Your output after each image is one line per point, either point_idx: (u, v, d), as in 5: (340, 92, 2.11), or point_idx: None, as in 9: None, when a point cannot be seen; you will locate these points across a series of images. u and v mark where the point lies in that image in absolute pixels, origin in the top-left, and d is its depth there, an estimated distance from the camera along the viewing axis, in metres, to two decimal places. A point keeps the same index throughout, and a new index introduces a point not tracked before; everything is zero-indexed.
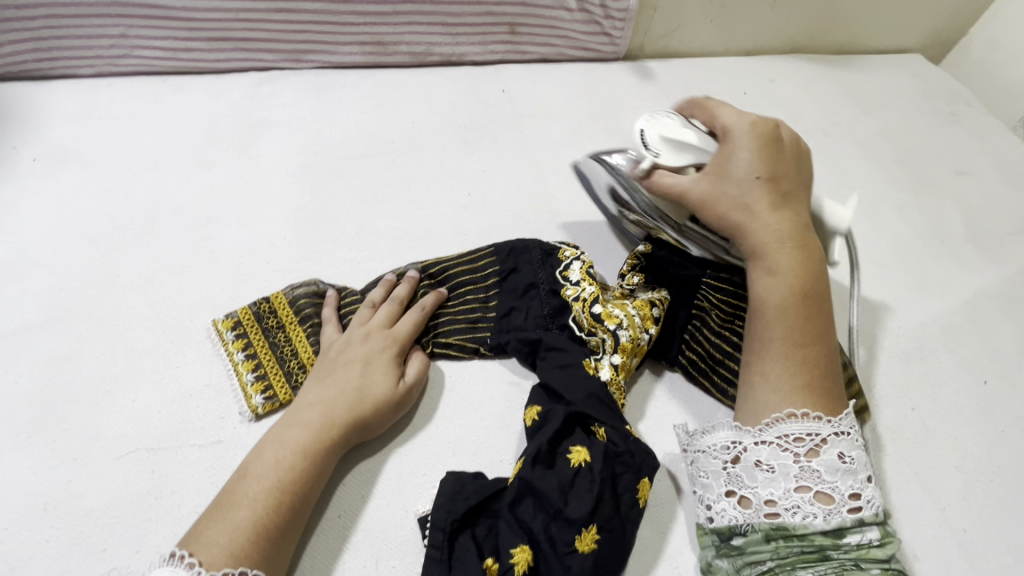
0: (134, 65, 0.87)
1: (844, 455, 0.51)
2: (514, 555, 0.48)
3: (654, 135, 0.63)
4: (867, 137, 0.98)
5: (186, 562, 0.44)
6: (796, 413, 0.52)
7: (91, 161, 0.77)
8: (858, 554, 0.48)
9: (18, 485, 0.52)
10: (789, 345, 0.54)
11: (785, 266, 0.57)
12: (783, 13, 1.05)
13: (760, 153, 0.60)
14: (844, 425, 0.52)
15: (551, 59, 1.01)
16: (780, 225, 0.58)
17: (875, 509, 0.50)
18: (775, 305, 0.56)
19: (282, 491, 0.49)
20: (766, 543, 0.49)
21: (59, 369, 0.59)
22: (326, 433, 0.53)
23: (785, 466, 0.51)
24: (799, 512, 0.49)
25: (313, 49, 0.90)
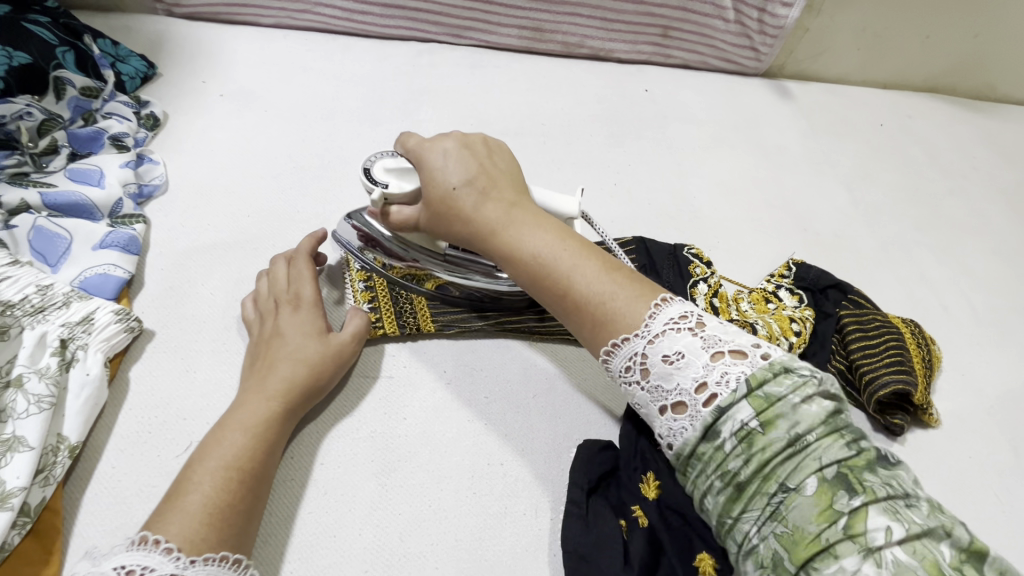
0: (311, 21, 0.92)
1: (669, 353, 0.42)
2: (636, 511, 0.50)
3: (377, 172, 0.54)
4: (1005, 185, 0.96)
5: (162, 546, 0.40)
6: (612, 345, 0.45)
7: (271, 104, 0.82)
8: (761, 461, 0.38)
9: (217, 384, 0.56)
10: (568, 294, 0.47)
11: (525, 229, 0.49)
12: (931, 51, 1.04)
13: (448, 160, 0.52)
14: (656, 324, 0.44)
15: (694, 67, 1.03)
16: (494, 213, 0.50)
17: (736, 382, 0.40)
18: (530, 275, 0.49)
19: (235, 470, 0.46)
20: (688, 481, 0.41)
21: (247, 286, 0.63)
22: (268, 416, 0.50)
23: (642, 399, 0.44)
24: (680, 437, 0.41)
25: (475, 27, 0.94)
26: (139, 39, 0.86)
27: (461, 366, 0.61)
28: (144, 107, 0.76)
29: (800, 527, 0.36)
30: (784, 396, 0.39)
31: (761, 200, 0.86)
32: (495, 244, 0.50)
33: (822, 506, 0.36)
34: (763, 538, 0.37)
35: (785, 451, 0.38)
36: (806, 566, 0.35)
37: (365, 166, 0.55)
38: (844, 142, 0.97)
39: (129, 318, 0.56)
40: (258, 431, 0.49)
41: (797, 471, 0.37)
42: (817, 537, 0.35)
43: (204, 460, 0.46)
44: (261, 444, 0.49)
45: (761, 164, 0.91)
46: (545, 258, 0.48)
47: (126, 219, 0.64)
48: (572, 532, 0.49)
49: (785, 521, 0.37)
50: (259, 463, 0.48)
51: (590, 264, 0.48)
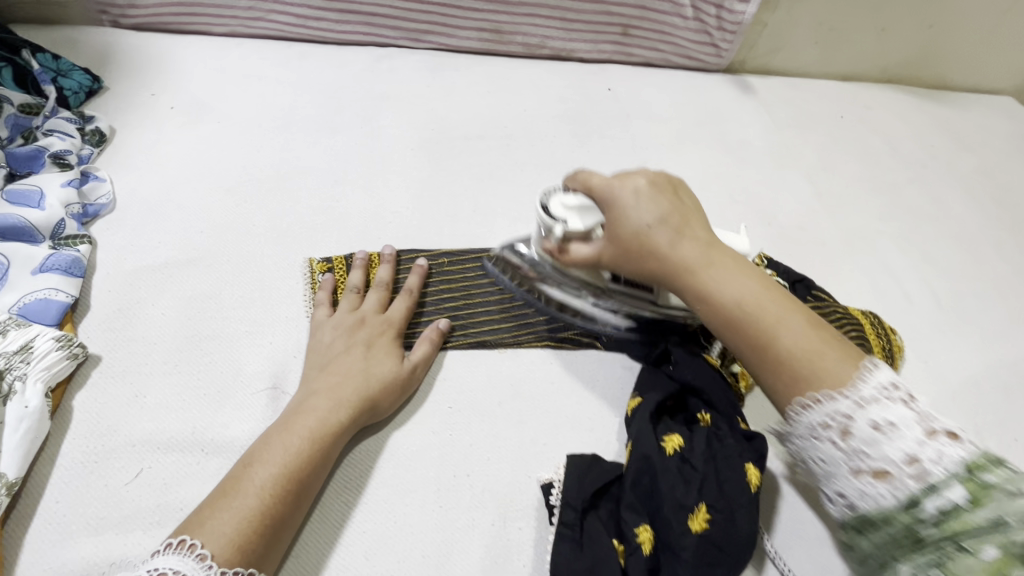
0: (264, 29, 0.90)
1: (879, 420, 0.42)
2: (639, 535, 0.47)
3: (554, 208, 0.57)
4: (962, 171, 0.98)
5: (196, 551, 0.41)
6: (810, 401, 0.44)
7: (225, 115, 0.80)
8: (948, 525, 0.38)
9: (169, 407, 0.54)
10: (767, 346, 0.47)
11: (719, 275, 0.49)
12: (886, 42, 1.06)
13: (640, 198, 0.52)
14: (869, 391, 0.43)
15: (656, 64, 1.03)
16: (690, 253, 0.50)
17: (954, 467, 0.39)
18: (725, 322, 0.49)
19: (291, 476, 0.47)
20: (860, 535, 0.42)
21: (200, 305, 0.61)
22: (331, 424, 0.51)
23: (830, 456, 0.44)
24: (870, 501, 0.42)
25: (433, 30, 0.93)
26: (83, 52, 0.83)
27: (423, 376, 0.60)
28: (88, 122, 0.74)
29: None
30: (998, 482, 0.38)
31: (725, 194, 0.87)
32: (687, 286, 0.50)
33: (995, 572, 0.36)
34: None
35: (981, 524, 0.37)
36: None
37: (540, 202, 0.58)
38: (805, 134, 0.98)
39: (72, 344, 0.54)
40: (320, 440, 0.50)
41: (983, 538, 0.37)
42: None
43: (263, 457, 0.48)
44: (320, 453, 0.49)
45: (725, 158, 0.91)
46: (736, 309, 0.48)
47: (70, 240, 0.62)
48: (567, 559, 0.46)
49: (944, 575, 0.37)
50: (314, 471, 0.49)
51: (794, 325, 0.47)
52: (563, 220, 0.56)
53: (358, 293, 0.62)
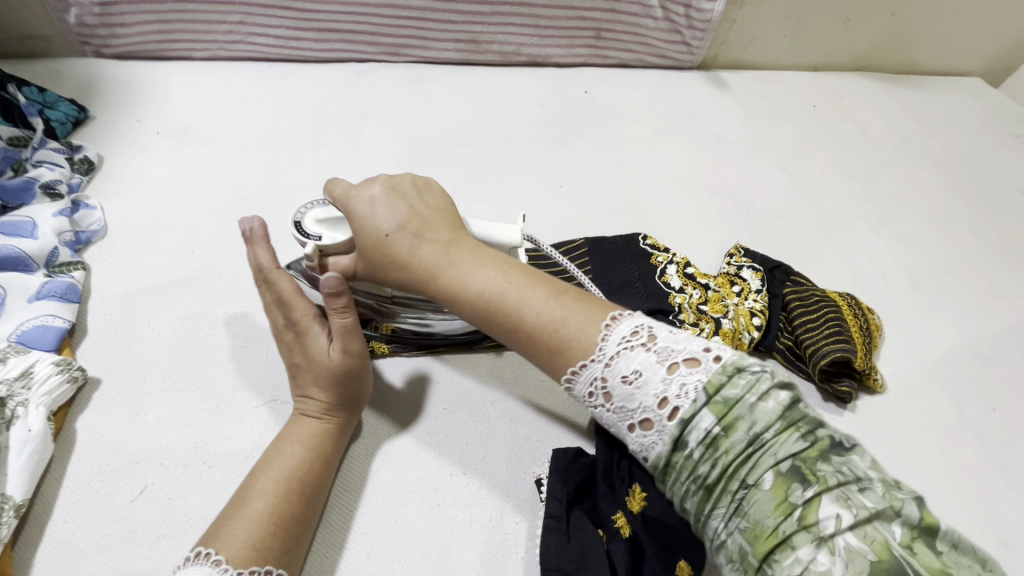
0: (246, 51, 0.92)
1: (626, 373, 0.42)
2: (617, 521, 0.50)
3: (309, 225, 0.54)
4: (933, 153, 1.01)
5: (212, 559, 0.43)
6: (574, 370, 0.44)
7: (211, 137, 0.82)
8: (723, 455, 0.39)
9: (169, 424, 0.55)
10: (520, 327, 0.46)
11: (466, 267, 0.49)
12: (853, 33, 1.09)
13: (376, 207, 0.51)
14: (614, 348, 0.43)
15: (630, 65, 1.05)
16: (429, 255, 0.49)
17: (696, 390, 0.40)
18: (479, 312, 0.48)
19: (295, 482, 0.49)
20: (666, 490, 0.42)
21: (196, 323, 0.63)
22: (323, 429, 0.53)
23: (609, 418, 0.43)
24: (651, 452, 0.41)
25: (411, 43, 0.95)
26: (68, 83, 0.85)
27: (417, 379, 0.62)
28: (76, 152, 0.75)
29: (756, 522, 0.37)
30: (741, 398, 0.39)
31: (705, 188, 0.89)
32: (439, 289, 0.49)
33: (779, 500, 0.37)
34: (729, 533, 0.38)
35: (744, 452, 0.38)
36: (768, 560, 0.36)
37: (294, 220, 0.55)
38: (779, 125, 1.01)
39: (71, 367, 0.55)
40: (314, 445, 0.52)
41: (755, 468, 0.38)
42: (776, 529, 0.36)
43: (271, 466, 0.50)
44: (317, 455, 0.51)
45: (702, 153, 0.94)
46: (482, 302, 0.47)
47: (65, 267, 0.63)
48: (554, 548, 0.49)
49: (746, 516, 0.38)
50: (316, 475, 0.51)
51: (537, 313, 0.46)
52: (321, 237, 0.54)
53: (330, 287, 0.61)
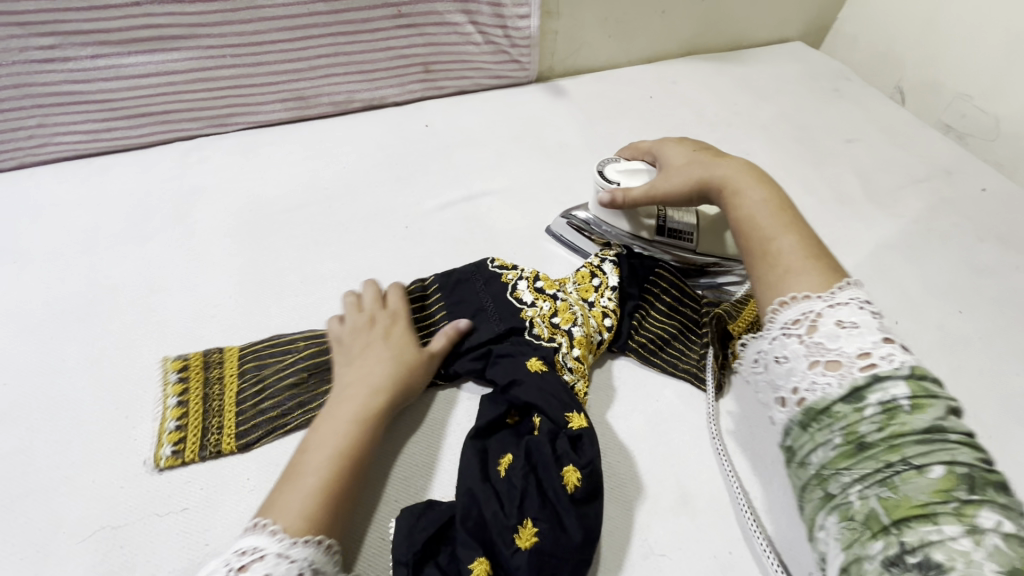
0: (56, 153, 0.87)
1: (843, 321, 0.51)
2: (473, 570, 0.48)
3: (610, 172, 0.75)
4: (764, 121, 1.07)
5: (269, 528, 0.48)
6: (789, 297, 0.54)
7: (22, 253, 0.76)
8: (894, 433, 0.43)
9: None
10: (769, 244, 0.59)
11: (738, 188, 0.64)
12: (672, 23, 1.14)
13: (680, 146, 0.74)
14: (841, 297, 0.52)
15: (469, 90, 1.07)
16: (727, 171, 0.66)
17: (900, 365, 0.47)
18: (743, 219, 0.62)
19: (348, 455, 0.54)
20: (806, 433, 0.48)
21: (10, 465, 0.58)
22: (371, 409, 0.57)
23: (794, 350, 0.51)
24: (819, 390, 0.48)
25: (235, 112, 0.93)
26: None
27: (264, 467, 0.59)
28: None
29: (906, 495, 0.41)
30: (943, 399, 0.45)
31: (552, 200, 0.90)
32: (721, 194, 0.66)
33: (942, 487, 0.40)
34: (862, 496, 0.43)
35: (922, 435, 0.42)
36: (900, 524, 0.40)
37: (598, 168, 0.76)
38: (619, 123, 1.04)
39: None
40: (365, 424, 0.56)
41: (928, 457, 0.41)
42: (924, 503, 0.40)
43: (325, 445, 0.54)
44: (367, 432, 0.56)
45: (547, 164, 0.95)
46: (752, 213, 0.62)
47: None
48: None
49: (893, 488, 0.42)
50: (361, 446, 0.55)
51: (784, 240, 0.59)
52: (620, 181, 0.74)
53: (356, 299, 0.69)
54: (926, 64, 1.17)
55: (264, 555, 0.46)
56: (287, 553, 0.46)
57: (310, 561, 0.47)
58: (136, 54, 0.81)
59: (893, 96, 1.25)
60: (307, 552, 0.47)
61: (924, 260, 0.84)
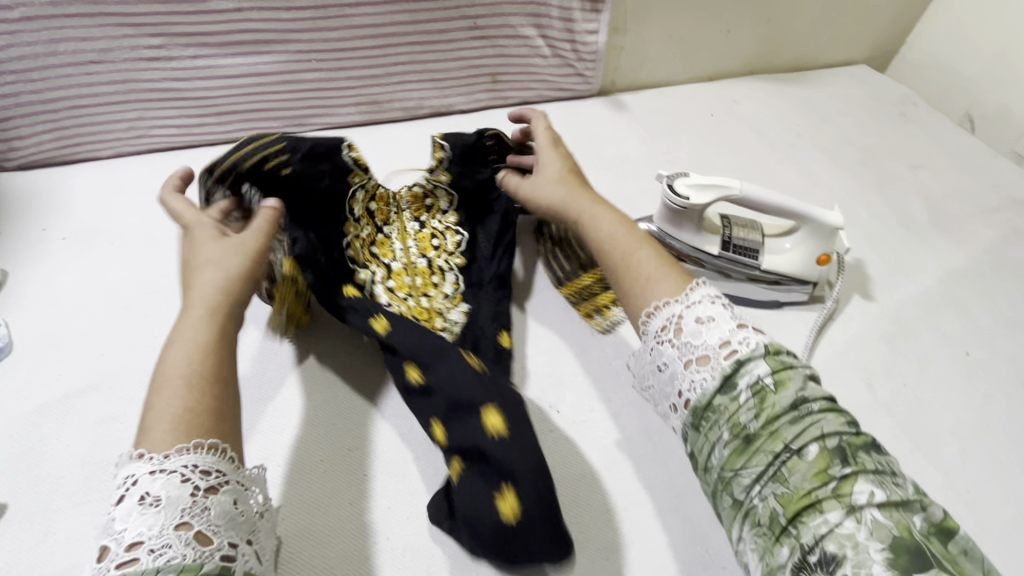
0: (150, 144, 0.94)
1: (702, 317, 0.51)
2: (501, 497, 0.53)
3: (679, 187, 0.72)
4: (827, 143, 1.06)
5: (146, 501, 0.40)
6: (652, 308, 0.54)
7: (118, 235, 0.82)
8: (768, 417, 0.44)
9: (81, 539, 0.55)
10: (626, 260, 0.60)
11: (591, 214, 0.66)
12: (736, 43, 1.15)
13: (546, 150, 0.73)
14: (693, 296, 0.53)
15: (532, 101, 1.10)
16: (585, 200, 0.68)
17: (755, 347, 0.48)
18: (598, 245, 0.64)
19: (208, 349, 0.48)
20: (701, 434, 0.48)
21: (106, 429, 0.62)
22: (208, 331, 0.49)
23: (670, 357, 0.52)
24: (700, 387, 0.49)
25: (313, 113, 0.98)
26: None
27: (337, 448, 0.61)
28: None
29: (796, 486, 0.41)
30: (789, 367, 0.46)
31: (612, 211, 0.92)
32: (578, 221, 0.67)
33: (819, 468, 0.41)
34: (762, 499, 0.43)
35: (790, 412, 0.44)
36: (795, 520, 0.40)
37: (666, 183, 0.74)
38: (680, 139, 1.05)
39: None
40: (206, 329, 0.49)
41: (804, 437, 0.43)
42: (810, 492, 0.41)
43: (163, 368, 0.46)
44: (214, 354, 0.48)
45: (607, 176, 0.97)
46: (606, 236, 0.63)
47: None
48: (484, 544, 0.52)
49: (782, 480, 0.42)
50: (212, 369, 0.48)
51: (642, 253, 0.60)
52: (690, 197, 0.72)
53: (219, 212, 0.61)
54: (999, 92, 1.14)
55: (228, 482, 0.43)
56: (162, 469, 0.41)
57: (195, 465, 0.42)
58: (230, 56, 0.87)
59: (962, 124, 1.22)
60: (185, 462, 0.42)
61: (995, 291, 0.82)
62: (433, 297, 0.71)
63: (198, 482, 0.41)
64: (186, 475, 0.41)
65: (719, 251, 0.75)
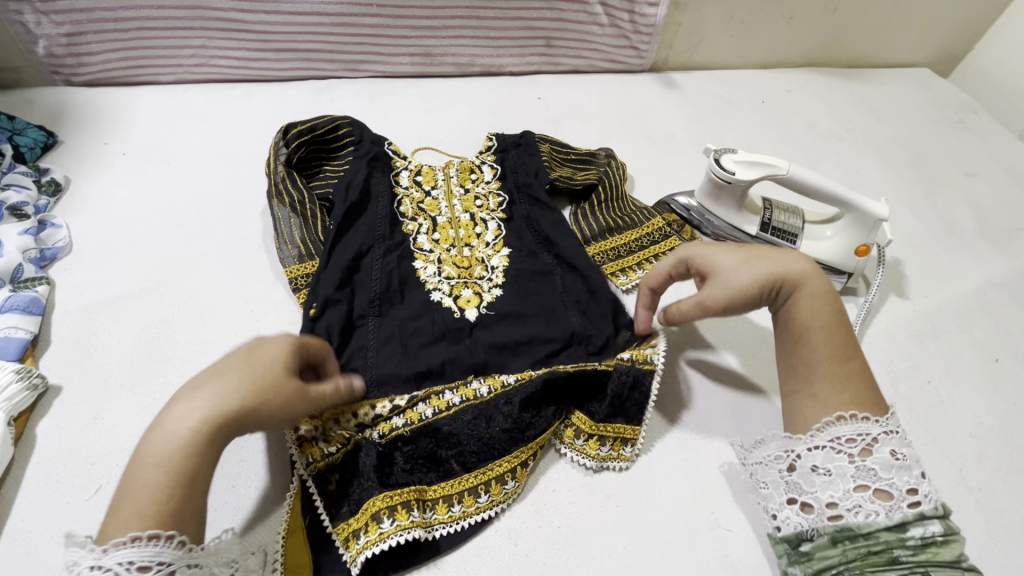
0: (210, 73, 0.96)
1: (898, 451, 0.48)
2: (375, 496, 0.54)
3: (726, 162, 0.73)
4: (877, 141, 1.04)
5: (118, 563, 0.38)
6: (837, 419, 0.50)
7: (174, 156, 0.85)
8: (923, 558, 0.45)
9: (125, 426, 0.58)
10: (847, 361, 0.53)
11: (819, 305, 0.54)
12: (797, 31, 1.12)
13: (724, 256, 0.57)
14: (892, 425, 0.50)
15: (582, 70, 1.10)
16: (815, 301, 0.54)
17: (936, 503, 0.47)
18: (798, 339, 0.55)
19: (172, 464, 0.41)
20: (833, 547, 0.47)
21: (153, 332, 0.66)
22: (184, 442, 0.42)
23: (840, 468, 0.48)
24: (863, 515, 0.46)
25: (367, 59, 1.00)
26: (37, 109, 0.88)
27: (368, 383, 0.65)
28: (43, 174, 0.78)
29: None
30: (948, 534, 0.46)
31: (652, 184, 0.92)
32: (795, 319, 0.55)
33: None
34: None
35: (949, 562, 0.45)
36: None
37: (712, 157, 0.74)
38: (727, 122, 1.04)
39: (31, 375, 0.58)
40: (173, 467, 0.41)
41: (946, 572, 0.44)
42: None
43: (149, 446, 0.42)
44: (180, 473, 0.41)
45: (651, 150, 0.97)
46: (815, 323, 0.54)
47: (29, 282, 0.66)
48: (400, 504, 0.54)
49: None
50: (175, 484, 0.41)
51: (821, 383, 0.53)
52: (736, 173, 0.72)
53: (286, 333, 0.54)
54: None
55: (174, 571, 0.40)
56: (100, 565, 0.38)
57: (132, 559, 0.39)
58: None
59: None
60: (122, 557, 0.38)
61: None
62: (475, 247, 0.73)
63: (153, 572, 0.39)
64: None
65: (756, 232, 0.76)
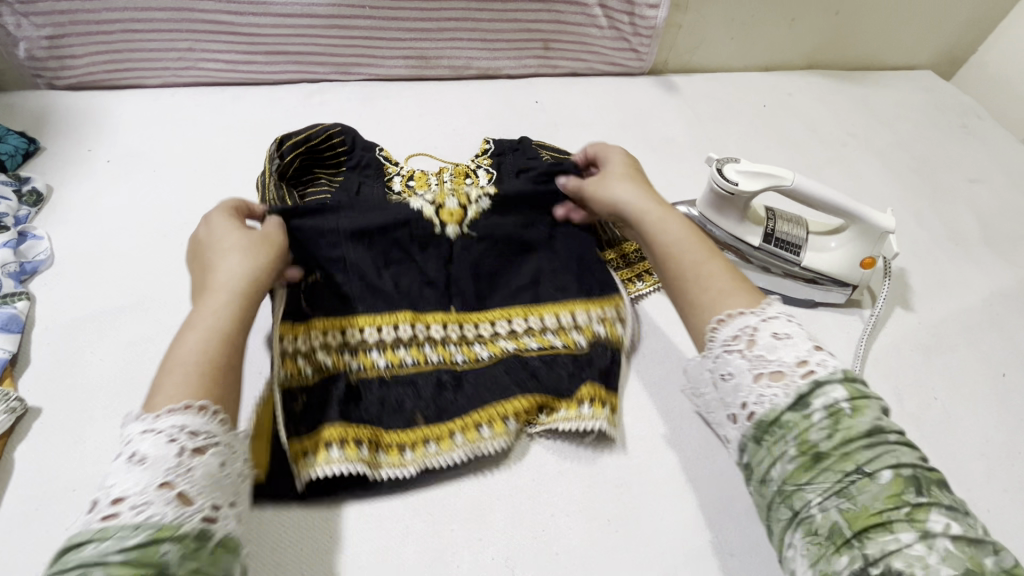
0: (197, 77, 0.94)
1: (779, 332, 0.45)
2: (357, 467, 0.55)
3: (728, 172, 0.71)
4: (881, 147, 1.02)
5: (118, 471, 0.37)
6: (724, 316, 0.48)
7: (160, 163, 0.83)
8: (843, 439, 0.39)
9: (107, 450, 0.56)
10: (696, 268, 0.53)
11: (654, 224, 0.59)
12: (799, 33, 1.10)
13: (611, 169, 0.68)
14: (772, 313, 0.47)
15: (580, 73, 1.07)
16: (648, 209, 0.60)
17: (835, 369, 0.42)
18: (665, 251, 0.56)
19: (213, 349, 0.45)
20: (760, 448, 0.42)
21: (137, 348, 0.64)
22: (224, 323, 0.47)
23: (738, 366, 0.45)
24: (767, 403, 0.42)
25: (360, 62, 0.97)
26: (18, 114, 0.85)
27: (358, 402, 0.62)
28: (24, 183, 0.76)
29: (862, 505, 0.36)
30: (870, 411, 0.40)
31: (652, 191, 0.90)
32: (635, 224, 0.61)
33: (893, 491, 0.36)
34: (822, 510, 0.38)
35: (867, 437, 0.38)
36: (862, 536, 0.36)
37: (714, 166, 0.72)
38: (728, 127, 1.02)
39: (9, 399, 0.57)
40: (215, 347, 0.45)
41: (875, 461, 0.37)
42: (880, 512, 0.36)
43: (187, 345, 0.45)
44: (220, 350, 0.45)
45: (651, 157, 0.95)
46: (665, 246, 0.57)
47: (8, 298, 0.64)
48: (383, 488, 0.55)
49: (851, 497, 0.37)
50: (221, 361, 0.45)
51: (713, 263, 0.53)
52: (739, 183, 0.70)
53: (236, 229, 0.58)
54: None
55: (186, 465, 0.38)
56: (151, 428, 0.39)
57: (178, 427, 0.39)
58: None
59: None
60: (173, 422, 0.39)
61: None
62: None
63: (181, 444, 0.39)
64: (172, 436, 0.39)
65: (760, 243, 0.73)
